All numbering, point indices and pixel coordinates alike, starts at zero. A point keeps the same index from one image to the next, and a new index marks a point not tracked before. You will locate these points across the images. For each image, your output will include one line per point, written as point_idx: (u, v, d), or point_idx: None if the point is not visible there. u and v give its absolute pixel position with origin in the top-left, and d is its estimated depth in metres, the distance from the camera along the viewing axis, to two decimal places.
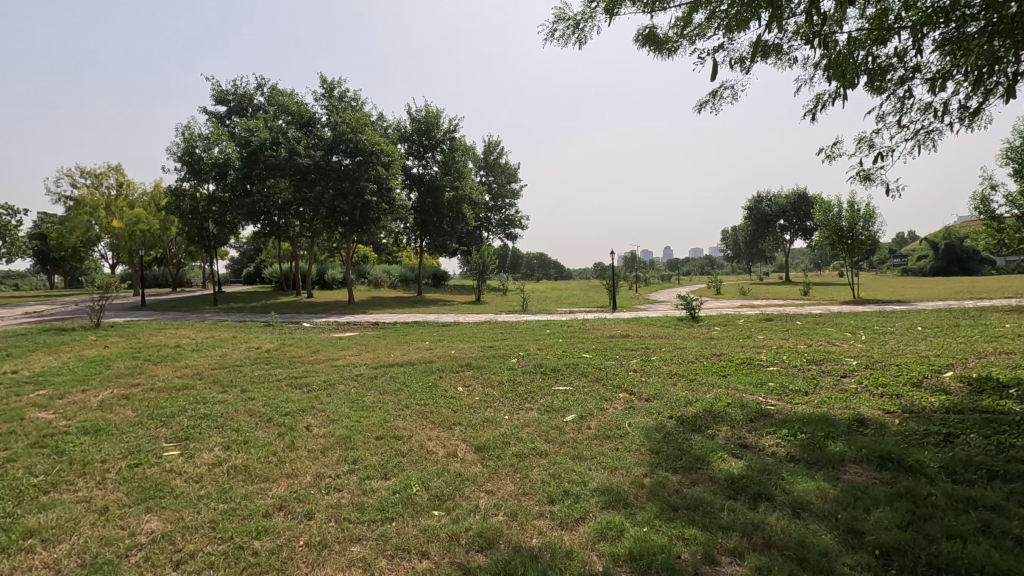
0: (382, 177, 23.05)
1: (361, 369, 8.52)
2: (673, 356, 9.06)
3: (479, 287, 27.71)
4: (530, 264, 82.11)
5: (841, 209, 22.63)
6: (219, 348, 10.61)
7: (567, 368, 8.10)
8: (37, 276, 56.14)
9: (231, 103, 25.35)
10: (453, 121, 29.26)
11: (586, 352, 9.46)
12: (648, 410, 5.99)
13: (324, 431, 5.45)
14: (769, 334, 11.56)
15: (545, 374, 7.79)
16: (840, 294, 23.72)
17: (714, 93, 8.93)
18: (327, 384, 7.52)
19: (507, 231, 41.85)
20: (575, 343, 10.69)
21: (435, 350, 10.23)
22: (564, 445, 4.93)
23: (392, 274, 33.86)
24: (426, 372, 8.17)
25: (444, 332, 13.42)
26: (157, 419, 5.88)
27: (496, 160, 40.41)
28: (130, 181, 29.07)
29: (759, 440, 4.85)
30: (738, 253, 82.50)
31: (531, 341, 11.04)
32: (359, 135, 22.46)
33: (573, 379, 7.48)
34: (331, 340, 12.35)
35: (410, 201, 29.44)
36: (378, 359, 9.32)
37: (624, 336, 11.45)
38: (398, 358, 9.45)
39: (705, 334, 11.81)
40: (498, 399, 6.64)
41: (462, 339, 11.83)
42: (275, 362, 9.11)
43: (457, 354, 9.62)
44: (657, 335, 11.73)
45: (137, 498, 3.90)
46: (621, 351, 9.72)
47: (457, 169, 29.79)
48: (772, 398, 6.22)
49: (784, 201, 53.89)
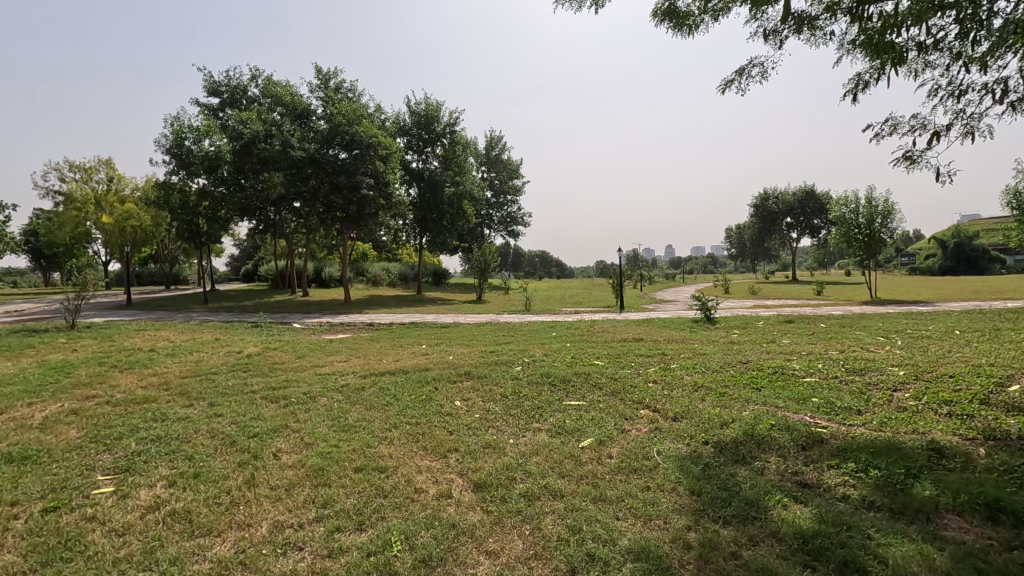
0: (380, 171, 22.12)
1: (349, 378, 7.65)
2: (695, 365, 8.16)
3: (480, 286, 26.77)
4: (532, 263, 81.10)
5: (858, 206, 21.67)
6: (196, 353, 9.74)
7: (578, 379, 7.20)
8: (36, 273, 55.65)
9: (224, 94, 24.45)
10: (454, 114, 28.32)
11: (598, 360, 8.57)
12: (678, 433, 5.10)
13: (294, 459, 4.58)
14: (795, 339, 10.64)
15: (554, 386, 6.91)
16: (856, 294, 22.75)
17: (741, 71, 8.00)
18: (308, 397, 6.65)
19: (509, 228, 40.91)
20: (585, 348, 9.80)
21: (432, 356, 9.35)
22: (583, 482, 4.04)
23: (391, 272, 32.97)
24: (420, 382, 7.28)
25: (442, 334, 12.55)
26: (100, 444, 5.01)
27: (499, 156, 39.55)
28: (121, 175, 28.25)
29: (822, 477, 3.95)
30: (743, 251, 81.50)
31: (536, 346, 10.15)
32: (355, 127, 21.54)
33: (586, 392, 6.61)
34: (320, 343, 11.47)
35: (409, 196, 28.57)
36: (369, 366, 8.46)
37: (637, 341, 10.57)
38: (391, 365, 8.58)
39: (725, 338, 10.90)
40: (502, 417, 5.75)
41: (461, 342, 10.95)
42: (254, 370, 8.24)
43: (456, 361, 8.74)
44: (672, 339, 10.82)
45: (36, 562, 3.03)
46: (637, 357, 8.82)
47: (457, 164, 28.89)
48: (821, 418, 5.32)
49: (791, 198, 52.93)
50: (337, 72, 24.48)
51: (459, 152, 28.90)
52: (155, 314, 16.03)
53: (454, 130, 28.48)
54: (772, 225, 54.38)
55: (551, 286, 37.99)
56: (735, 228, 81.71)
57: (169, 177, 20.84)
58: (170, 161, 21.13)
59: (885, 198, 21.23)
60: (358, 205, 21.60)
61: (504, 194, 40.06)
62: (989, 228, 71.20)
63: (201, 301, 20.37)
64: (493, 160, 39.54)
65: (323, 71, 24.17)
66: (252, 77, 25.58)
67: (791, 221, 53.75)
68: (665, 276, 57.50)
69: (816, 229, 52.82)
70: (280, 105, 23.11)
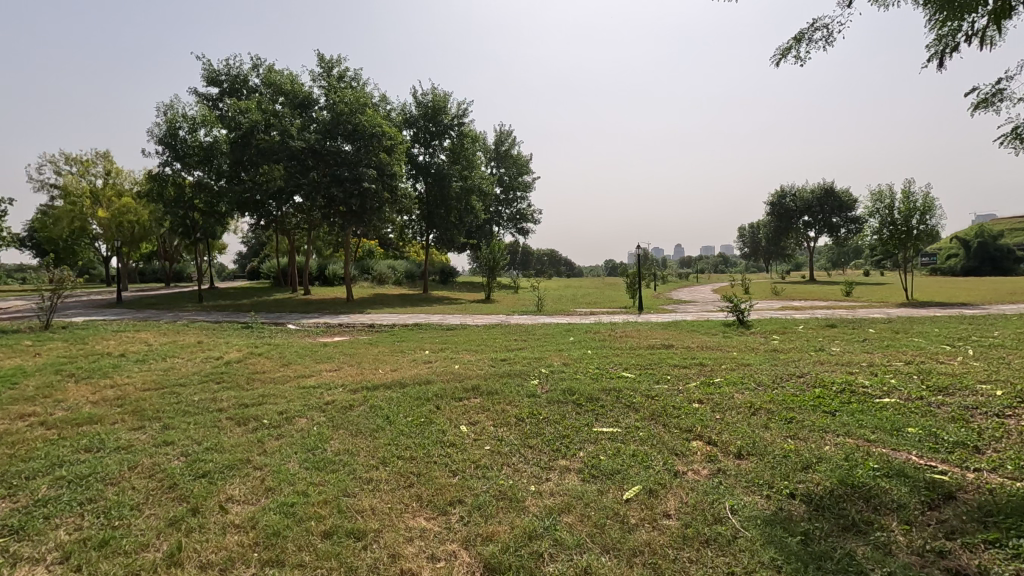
0: (383, 163, 21.02)
1: (338, 392, 6.51)
2: (744, 380, 6.93)
3: (489, 284, 25.59)
4: (541, 261, 79.58)
5: (893, 201, 20.27)
6: (170, 359, 8.63)
7: (608, 399, 6.00)
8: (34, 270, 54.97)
9: (224, 84, 23.44)
10: (462, 104, 27.16)
11: (627, 373, 7.38)
12: (750, 478, 3.92)
13: (246, 515, 3.44)
14: (847, 347, 9.36)
15: (581, 408, 5.73)
16: (889, 295, 21.31)
17: (801, 36, 6.82)
18: (285, 419, 5.51)
19: (519, 226, 39.72)
20: (610, 356, 8.61)
21: (436, 365, 8.21)
22: (638, 563, 2.88)
23: (397, 270, 31.88)
24: (420, 400, 6.14)
25: (449, 337, 11.40)
26: (2, 487, 3.88)
27: (508, 151, 38.36)
28: (119, 169, 27.30)
29: (985, 565, 2.75)
30: (756, 251, 79.76)
31: (553, 353, 8.98)
32: (359, 117, 20.42)
33: (620, 416, 5.44)
34: (312, 347, 10.33)
35: (416, 191, 27.43)
36: (363, 377, 7.31)
37: (666, 348, 9.35)
38: (389, 375, 7.45)
39: (766, 346, 9.67)
40: (518, 451, 4.57)
41: (469, 348, 9.79)
42: (229, 381, 7.11)
43: (463, 372, 7.60)
44: (707, 347, 9.57)
45: None
46: (671, 369, 7.63)
47: (465, 158, 27.76)
48: (933, 460, 4.09)
49: (809, 197, 51.33)
50: (341, 61, 23.44)
51: (467, 145, 27.74)
52: (143, 313, 15.00)
53: (462, 122, 27.33)
54: (789, 224, 52.71)
55: (561, 285, 36.77)
56: (748, 226, 79.90)
57: (163, 168, 19.78)
58: (164, 152, 20.09)
59: (922, 193, 19.82)
60: (360, 199, 20.49)
61: (513, 190, 38.82)
62: (1013, 227, 68.93)
63: (196, 300, 19.37)
64: (502, 155, 38.37)
65: (327, 59, 23.16)
66: (253, 66, 24.48)
67: (808, 220, 52.12)
68: (678, 276, 56.16)
69: (835, 228, 51.27)
70: (281, 95, 22.06)
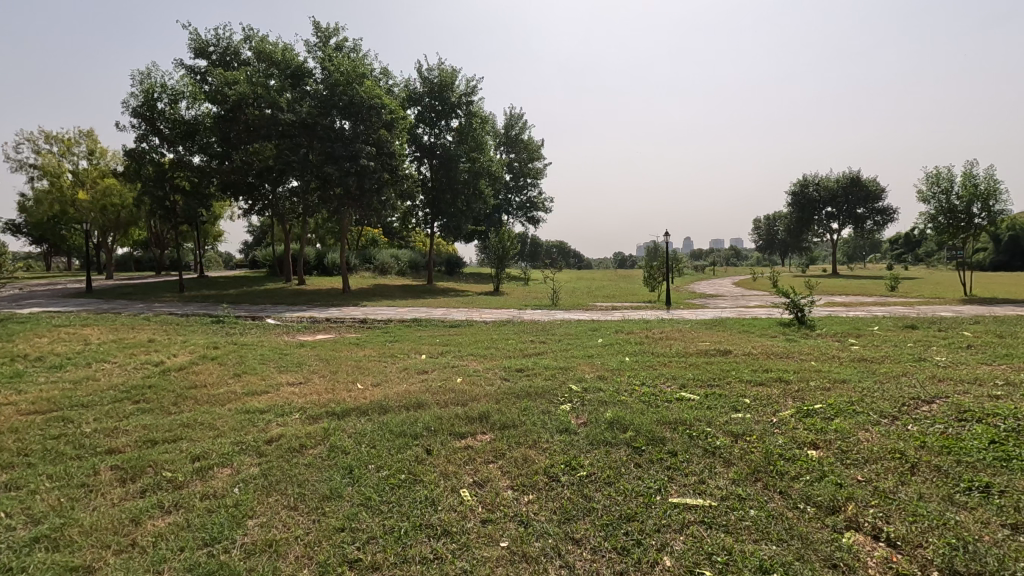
0: (383, 141, 19.00)
1: (290, 424, 4.61)
2: (857, 408, 4.96)
3: (497, 275, 23.73)
4: (551, 253, 77.09)
5: (952, 186, 18.04)
6: (96, 365, 6.77)
7: (678, 441, 4.10)
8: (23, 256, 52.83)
9: (213, 56, 21.53)
10: (470, 81, 25.11)
11: (689, 395, 5.45)
12: None
13: None
14: (956, 356, 7.36)
15: (642, 458, 3.83)
16: (941, 290, 19.14)
17: None
18: (195, 474, 3.63)
19: (529, 215, 37.67)
20: (657, 367, 6.70)
21: (433, 377, 6.31)
22: None
23: (400, 259, 29.98)
24: (405, 437, 4.25)
25: (451, 338, 9.48)
26: None
27: (519, 135, 36.44)
28: (104, 149, 25.46)
29: None
30: (773, 243, 77.24)
31: (583, 362, 7.04)
32: (356, 87, 18.33)
33: (711, 478, 3.52)
34: (285, 349, 8.46)
35: (420, 175, 25.54)
36: (335, 396, 5.45)
37: (725, 357, 7.39)
38: (368, 393, 5.56)
39: (851, 353, 7.68)
40: (557, 555, 2.69)
41: (474, 353, 7.85)
42: (151, 400, 5.25)
43: (468, 389, 5.70)
44: (775, 354, 7.60)
45: None
46: (747, 389, 5.70)
47: (474, 139, 25.76)
48: None
49: (834, 185, 48.78)
50: (340, 30, 21.44)
51: (477, 125, 25.77)
52: (106, 305, 13.22)
53: (471, 101, 25.30)
54: (812, 214, 50.21)
55: (574, 277, 34.72)
56: (764, 217, 77.20)
57: (140, 144, 17.88)
58: (140, 126, 18.14)
59: (985, 175, 17.62)
60: (358, 179, 18.48)
61: (524, 177, 36.76)
62: None
63: (176, 289, 17.54)
64: (512, 140, 36.49)
65: (324, 29, 21.19)
66: (245, 37, 22.49)
67: (832, 211, 49.56)
68: (693, 268, 53.89)
69: (860, 219, 48.86)
70: (271, 65, 19.96)
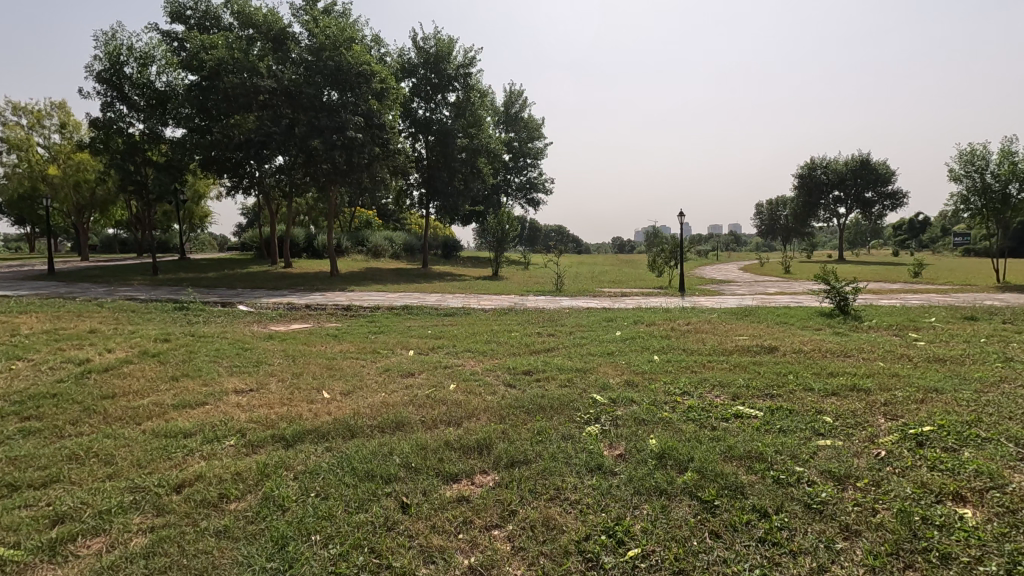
0: (373, 111, 17.49)
1: (218, 456, 3.35)
2: (980, 433, 3.72)
3: (496, 260, 22.42)
4: (548, 237, 75.44)
5: (987, 165, 16.72)
6: (4, 364, 5.47)
7: (766, 492, 2.86)
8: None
9: (191, 21, 19.86)
10: (468, 51, 23.55)
11: (750, 411, 4.22)
12: None
13: None
14: None
15: (722, 525, 2.58)
16: (971, 278, 17.84)
17: None
18: (44, 552, 2.37)
19: (529, 197, 36.22)
20: (696, 371, 5.44)
21: (419, 383, 5.03)
22: None
23: (394, 241, 28.59)
24: (373, 482, 3.00)
25: (445, 329, 8.18)
26: None
27: (518, 113, 34.85)
28: (77, 122, 23.78)
29: None
30: (775, 227, 75.93)
31: (604, 363, 5.77)
32: (343, 52, 16.77)
33: (837, 564, 2.30)
34: (249, 342, 7.17)
35: (415, 153, 24.07)
36: (289, 411, 4.17)
37: (774, 357, 6.12)
38: (333, 407, 4.30)
39: (922, 351, 6.43)
40: None
41: (471, 349, 6.57)
42: (46, 418, 3.98)
43: (463, 402, 4.42)
44: (831, 352, 6.36)
45: None
46: (822, 402, 4.44)
47: (472, 114, 24.25)
48: None
49: (843, 168, 47.28)
50: None
51: (475, 99, 24.21)
52: (63, 289, 11.91)
53: (469, 72, 23.72)
54: (819, 198, 48.83)
55: (577, 261, 33.40)
56: (767, 201, 75.65)
57: (106, 113, 16.33)
58: (106, 92, 16.55)
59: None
60: (346, 152, 17.01)
61: (523, 157, 35.24)
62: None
63: (149, 272, 16.22)
64: (511, 118, 34.91)
65: None
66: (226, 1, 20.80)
67: (840, 194, 48.17)
68: (696, 252, 52.46)
69: (868, 204, 47.46)
70: (251, 27, 18.25)
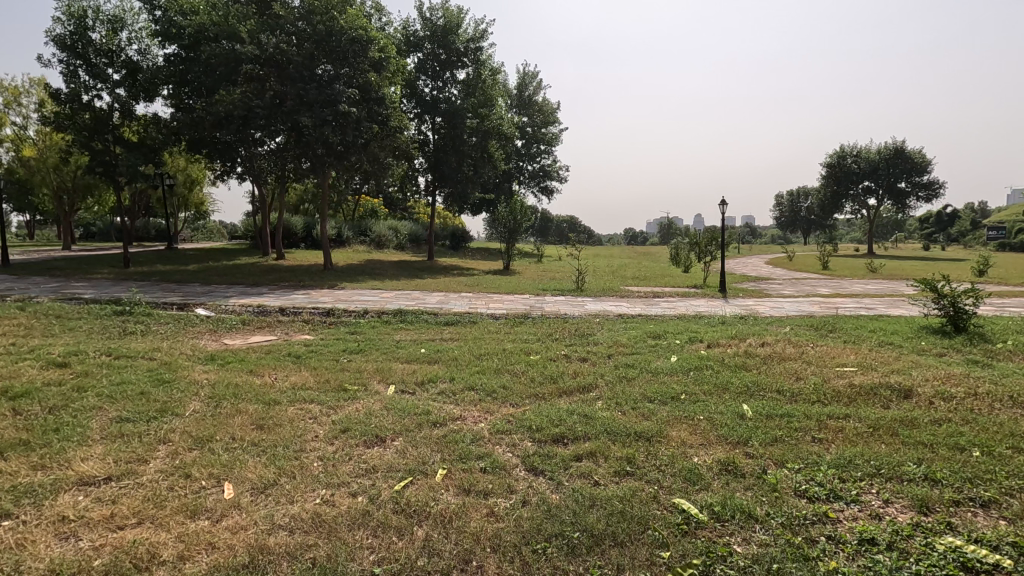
0: (370, 83, 15.51)
1: None
2: None
3: (508, 252, 20.40)
4: (560, 228, 72.87)
5: None
6: None
7: None
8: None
9: None
10: (479, 23, 21.45)
11: (990, 559, 2.26)
12: None
13: None
14: None
15: None
16: None
17: None
18: None
19: (542, 185, 34.14)
20: (827, 444, 3.45)
21: (389, 465, 3.11)
22: None
23: (399, 231, 26.69)
24: None
25: (443, 348, 6.26)
26: None
27: (532, 97, 32.65)
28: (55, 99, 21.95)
29: None
30: (796, 219, 72.83)
31: (675, 421, 3.81)
32: (336, 16, 14.80)
33: None
34: (178, 367, 5.32)
35: (420, 135, 22.09)
36: (136, 548, 2.27)
37: (923, 410, 4.12)
38: (225, 534, 2.39)
39: None
40: None
41: (477, 387, 4.64)
42: None
43: (455, 521, 2.50)
44: (1002, 401, 4.33)
45: None
46: None
47: (482, 92, 22.17)
48: None
49: (875, 156, 44.43)
50: None
51: (485, 77, 22.17)
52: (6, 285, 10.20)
53: (478, 47, 21.64)
54: (848, 187, 46.09)
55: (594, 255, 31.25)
56: (789, 192, 72.66)
57: (69, 84, 14.53)
58: (69, 60, 14.73)
59: None
60: (339, 129, 15.07)
61: (536, 143, 33.08)
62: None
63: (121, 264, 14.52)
64: (524, 102, 32.73)
65: None
66: None
67: (870, 184, 45.42)
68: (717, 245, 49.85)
69: (901, 194, 44.67)
70: None
